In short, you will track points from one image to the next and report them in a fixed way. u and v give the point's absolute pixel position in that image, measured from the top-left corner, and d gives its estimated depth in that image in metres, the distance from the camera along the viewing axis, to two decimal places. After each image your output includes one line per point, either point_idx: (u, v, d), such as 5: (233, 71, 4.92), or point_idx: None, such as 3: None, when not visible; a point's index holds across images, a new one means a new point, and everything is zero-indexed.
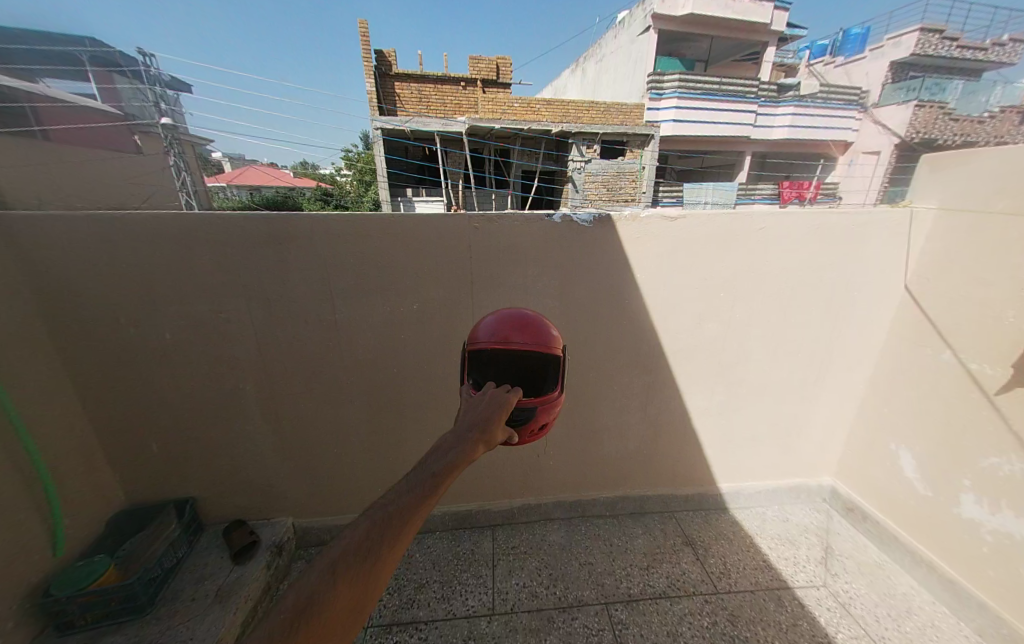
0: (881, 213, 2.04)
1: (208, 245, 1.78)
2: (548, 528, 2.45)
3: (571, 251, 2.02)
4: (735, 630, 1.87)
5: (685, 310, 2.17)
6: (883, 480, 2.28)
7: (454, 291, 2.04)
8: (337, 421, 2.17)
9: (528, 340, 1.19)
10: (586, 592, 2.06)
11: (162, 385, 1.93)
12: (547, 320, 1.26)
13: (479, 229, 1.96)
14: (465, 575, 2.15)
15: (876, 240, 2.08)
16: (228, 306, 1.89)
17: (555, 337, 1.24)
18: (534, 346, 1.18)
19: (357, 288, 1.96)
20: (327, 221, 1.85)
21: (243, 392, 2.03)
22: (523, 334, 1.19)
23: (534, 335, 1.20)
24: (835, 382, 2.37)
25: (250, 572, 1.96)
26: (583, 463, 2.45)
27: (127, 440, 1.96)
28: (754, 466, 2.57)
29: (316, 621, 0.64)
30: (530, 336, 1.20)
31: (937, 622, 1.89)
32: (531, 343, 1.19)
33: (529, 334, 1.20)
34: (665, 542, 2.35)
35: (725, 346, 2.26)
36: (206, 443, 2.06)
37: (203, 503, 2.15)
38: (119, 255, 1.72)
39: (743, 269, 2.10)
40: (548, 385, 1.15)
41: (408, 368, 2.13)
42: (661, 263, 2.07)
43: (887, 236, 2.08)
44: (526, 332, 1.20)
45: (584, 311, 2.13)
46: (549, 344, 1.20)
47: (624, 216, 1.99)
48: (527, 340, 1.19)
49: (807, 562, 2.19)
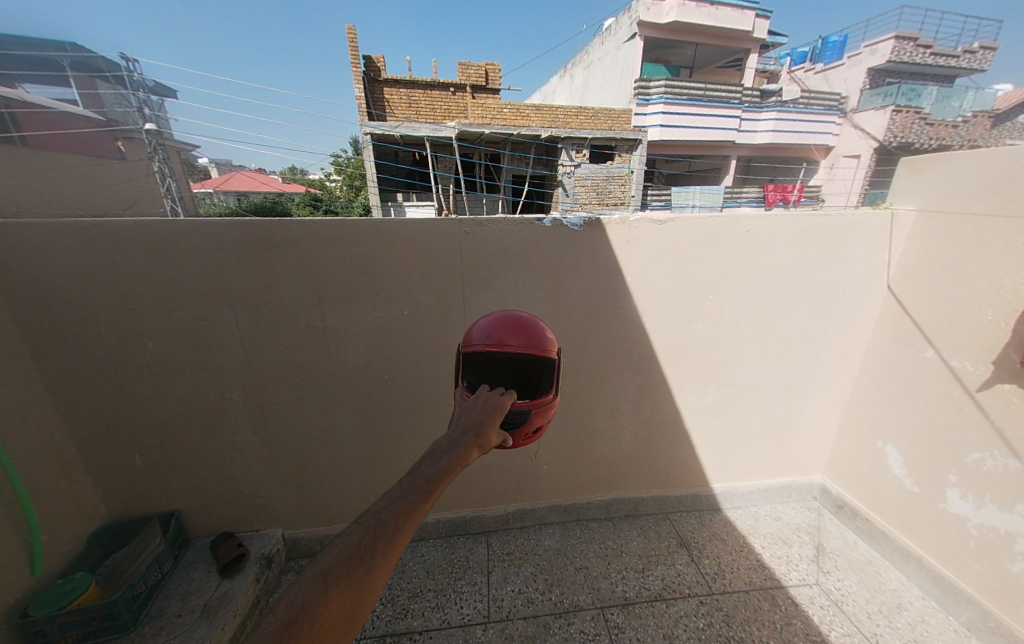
0: (863, 214, 2.08)
1: (193, 252, 1.75)
2: (544, 533, 2.44)
3: (562, 254, 2.03)
4: (731, 631, 1.88)
5: (676, 311, 2.19)
6: (871, 477, 2.32)
7: (446, 296, 2.03)
8: (328, 430, 2.14)
9: (523, 344, 1.18)
10: (582, 596, 2.04)
11: (145, 395, 1.88)
12: (541, 321, 1.26)
13: (470, 232, 1.95)
14: (460, 583, 2.12)
15: (859, 241, 2.13)
16: (214, 314, 1.85)
17: (550, 339, 1.23)
18: (529, 351, 1.18)
19: (347, 293, 1.94)
20: (315, 226, 1.83)
21: (230, 401, 1.99)
22: (518, 338, 1.18)
23: (529, 339, 1.19)
24: (823, 380, 2.41)
25: (239, 586, 1.90)
26: (577, 466, 2.45)
27: (108, 452, 1.90)
28: (745, 465, 2.60)
29: (307, 631, 0.62)
30: (525, 340, 1.18)
31: (927, 617, 1.92)
32: (526, 347, 1.18)
33: (524, 338, 1.18)
34: (660, 544, 2.36)
35: (715, 346, 2.28)
36: (191, 454, 2.01)
37: (188, 516, 2.10)
38: (99, 262, 1.68)
39: (731, 271, 2.13)
40: (546, 390, 1.15)
41: (399, 373, 2.11)
42: (651, 265, 2.09)
43: (869, 237, 2.13)
44: (521, 336, 1.19)
45: (576, 314, 2.14)
46: (544, 347, 1.20)
47: (614, 219, 2.01)
48: (522, 344, 1.18)
49: (800, 560, 2.22)
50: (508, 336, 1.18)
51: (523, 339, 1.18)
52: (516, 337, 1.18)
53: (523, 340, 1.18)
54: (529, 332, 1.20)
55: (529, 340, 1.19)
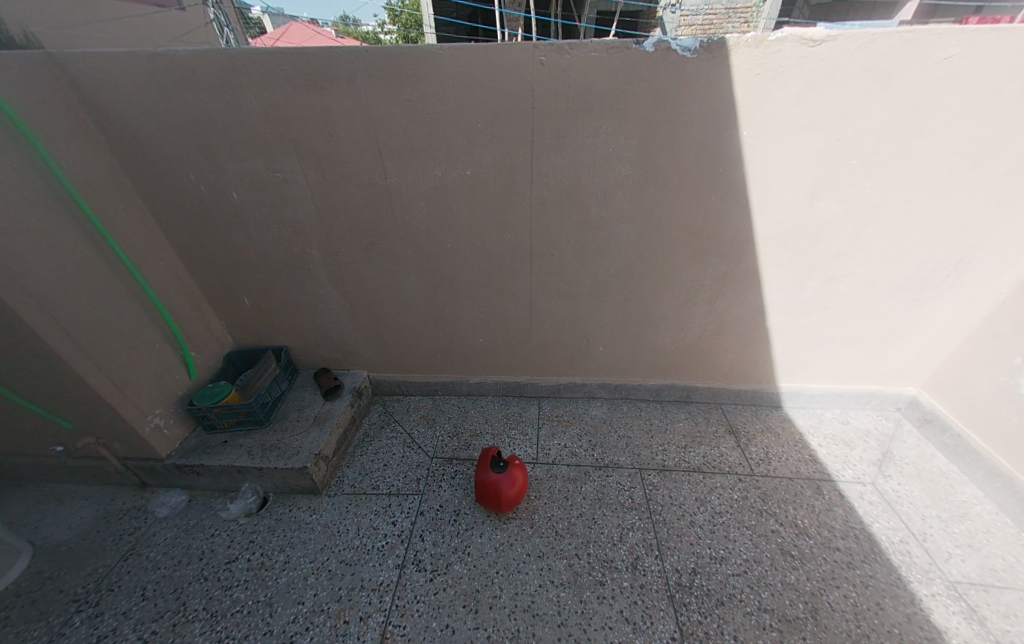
0: None
1: (253, 91, 1.71)
2: (591, 404, 2.61)
3: (659, 94, 1.65)
4: (765, 505, 1.95)
5: (796, 182, 1.79)
6: (985, 394, 2.01)
7: (512, 152, 1.80)
8: (396, 290, 2.25)
9: (524, 472, 1.92)
10: (622, 458, 2.22)
11: (238, 244, 2.10)
12: (513, 490, 1.85)
13: (546, 63, 1.61)
14: (513, 431, 2.41)
15: None
16: (282, 163, 1.87)
17: (515, 487, 1.85)
18: (494, 477, 1.85)
19: (407, 145, 1.81)
20: (365, 56, 1.64)
21: (308, 255, 2.13)
22: (510, 484, 1.84)
23: (513, 486, 1.85)
24: (968, 283, 1.98)
25: (339, 407, 2.33)
26: (634, 350, 2.42)
27: (222, 292, 2.27)
28: (824, 368, 2.39)
29: None
30: (509, 482, 1.83)
31: (993, 529, 1.82)
32: (505, 479, 1.84)
33: (508, 487, 1.83)
34: (707, 428, 2.41)
35: (835, 230, 1.89)
36: (283, 300, 2.30)
37: (293, 351, 2.52)
38: (169, 99, 1.73)
39: (897, 122, 1.64)
40: (508, 483, 1.84)
41: (461, 240, 2.05)
42: (782, 112, 1.65)
43: None
44: (518, 494, 1.87)
45: (663, 180, 1.83)
46: (515, 486, 1.85)
47: (746, 41, 1.54)
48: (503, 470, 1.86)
49: (859, 461, 2.16)
50: (515, 472, 1.88)
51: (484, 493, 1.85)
52: (513, 479, 1.86)
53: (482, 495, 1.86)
54: (495, 491, 1.83)
55: (490, 485, 1.84)
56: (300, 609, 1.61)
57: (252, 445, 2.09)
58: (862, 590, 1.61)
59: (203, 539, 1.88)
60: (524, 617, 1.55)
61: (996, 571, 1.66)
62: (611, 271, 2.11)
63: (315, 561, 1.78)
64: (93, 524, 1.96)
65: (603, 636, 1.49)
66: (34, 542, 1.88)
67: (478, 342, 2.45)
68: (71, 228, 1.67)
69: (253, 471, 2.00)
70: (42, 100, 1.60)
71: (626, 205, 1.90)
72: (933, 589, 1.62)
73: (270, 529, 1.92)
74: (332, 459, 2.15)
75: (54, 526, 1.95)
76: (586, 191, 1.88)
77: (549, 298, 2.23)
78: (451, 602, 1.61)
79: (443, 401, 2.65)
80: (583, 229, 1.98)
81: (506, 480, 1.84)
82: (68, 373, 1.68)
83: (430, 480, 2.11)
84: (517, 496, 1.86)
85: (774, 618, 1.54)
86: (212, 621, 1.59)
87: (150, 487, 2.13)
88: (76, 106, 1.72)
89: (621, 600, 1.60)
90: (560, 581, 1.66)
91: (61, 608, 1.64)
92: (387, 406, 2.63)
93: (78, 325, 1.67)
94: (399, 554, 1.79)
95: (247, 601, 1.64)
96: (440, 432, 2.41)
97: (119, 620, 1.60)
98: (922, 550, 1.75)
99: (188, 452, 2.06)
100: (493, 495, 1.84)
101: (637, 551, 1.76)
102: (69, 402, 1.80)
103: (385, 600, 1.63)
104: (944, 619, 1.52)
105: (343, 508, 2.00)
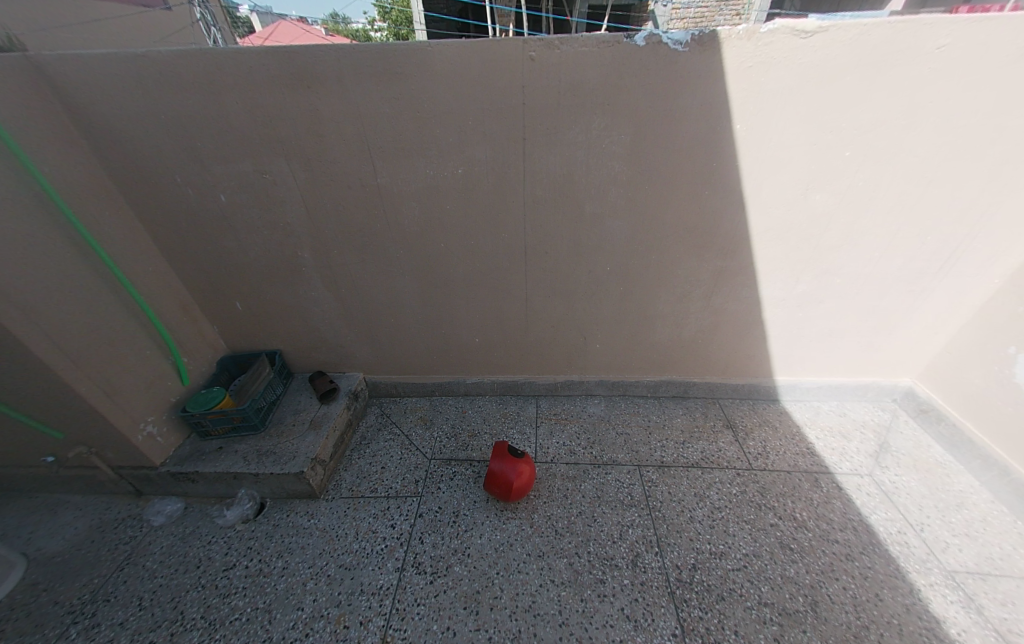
0: None
1: (239, 92, 1.68)
2: (589, 402, 2.60)
3: (651, 89, 1.64)
4: (764, 499, 1.95)
5: (789, 176, 1.79)
6: (979, 384, 2.02)
7: (504, 149, 1.78)
8: (389, 291, 2.23)
9: (532, 468, 1.95)
10: (620, 455, 2.22)
11: (228, 248, 2.07)
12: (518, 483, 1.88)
13: (536, 58, 1.60)
14: (511, 431, 2.40)
15: None
16: (270, 165, 1.84)
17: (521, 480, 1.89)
18: (498, 468, 1.90)
19: (397, 144, 1.78)
20: (352, 55, 1.61)
21: (299, 258, 2.11)
22: (517, 475, 1.88)
23: (519, 478, 1.88)
24: (962, 274, 1.98)
25: (334, 410, 2.31)
26: (631, 346, 2.41)
27: (213, 296, 2.24)
28: (821, 361, 2.39)
29: None
30: (515, 475, 1.88)
31: (988, 518, 1.83)
32: (510, 470, 1.88)
33: (513, 478, 1.87)
34: (704, 423, 2.41)
35: (829, 223, 1.89)
36: (276, 304, 2.27)
37: (288, 355, 2.50)
38: (153, 101, 1.70)
39: (889, 114, 1.63)
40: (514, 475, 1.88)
41: (454, 239, 2.03)
42: (773, 105, 1.64)
43: None
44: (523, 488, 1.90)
45: (656, 176, 1.82)
46: (520, 479, 1.89)
47: (736, 33, 1.53)
48: (507, 462, 1.90)
49: (856, 453, 2.16)
50: (521, 463, 1.91)
51: (494, 480, 1.90)
52: (518, 472, 1.89)
53: (489, 484, 1.92)
54: (501, 481, 1.88)
55: (495, 475, 1.90)
56: (300, 615, 1.60)
57: (247, 451, 2.07)
58: (861, 582, 1.62)
59: (200, 547, 1.87)
60: (524, 618, 1.55)
61: (992, 559, 1.68)
62: (606, 268, 2.10)
63: (313, 566, 1.76)
64: (88, 534, 1.93)
65: (604, 635, 1.49)
66: (27, 554, 1.85)
67: (474, 342, 2.44)
68: (55, 234, 1.63)
69: (249, 477, 1.98)
70: (22, 103, 1.56)
71: (619, 201, 1.89)
72: (931, 579, 1.62)
73: (267, 535, 1.90)
74: (329, 463, 2.13)
75: (46, 537, 1.93)
76: (580, 188, 1.86)
77: (544, 297, 2.22)
78: (451, 604, 1.60)
79: (440, 402, 2.64)
80: (577, 226, 1.97)
81: (513, 473, 1.88)
82: (57, 383, 1.65)
83: (428, 482, 2.10)
84: (522, 489, 1.90)
85: (775, 612, 1.54)
86: (210, 629, 1.57)
87: (145, 495, 2.11)
88: (58, 110, 1.68)
89: (621, 598, 1.60)
90: (561, 580, 1.66)
91: (56, 621, 1.62)
92: (384, 408, 2.62)
93: (66, 333, 1.64)
94: (399, 557, 1.78)
95: (245, 608, 1.63)
96: (437, 433, 2.39)
97: (116, 630, 1.58)
98: (919, 540, 1.76)
99: (183, 458, 2.04)
100: (498, 484, 1.89)
101: (637, 549, 1.76)
102: (58, 412, 1.76)
103: (385, 604, 1.62)
104: (943, 609, 1.53)
105: (341, 512, 1.98)
